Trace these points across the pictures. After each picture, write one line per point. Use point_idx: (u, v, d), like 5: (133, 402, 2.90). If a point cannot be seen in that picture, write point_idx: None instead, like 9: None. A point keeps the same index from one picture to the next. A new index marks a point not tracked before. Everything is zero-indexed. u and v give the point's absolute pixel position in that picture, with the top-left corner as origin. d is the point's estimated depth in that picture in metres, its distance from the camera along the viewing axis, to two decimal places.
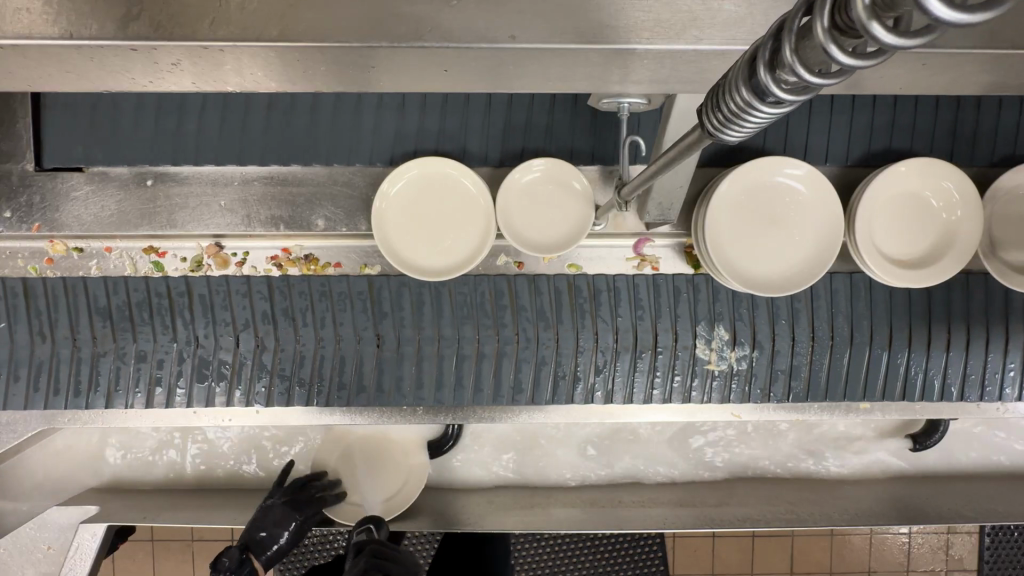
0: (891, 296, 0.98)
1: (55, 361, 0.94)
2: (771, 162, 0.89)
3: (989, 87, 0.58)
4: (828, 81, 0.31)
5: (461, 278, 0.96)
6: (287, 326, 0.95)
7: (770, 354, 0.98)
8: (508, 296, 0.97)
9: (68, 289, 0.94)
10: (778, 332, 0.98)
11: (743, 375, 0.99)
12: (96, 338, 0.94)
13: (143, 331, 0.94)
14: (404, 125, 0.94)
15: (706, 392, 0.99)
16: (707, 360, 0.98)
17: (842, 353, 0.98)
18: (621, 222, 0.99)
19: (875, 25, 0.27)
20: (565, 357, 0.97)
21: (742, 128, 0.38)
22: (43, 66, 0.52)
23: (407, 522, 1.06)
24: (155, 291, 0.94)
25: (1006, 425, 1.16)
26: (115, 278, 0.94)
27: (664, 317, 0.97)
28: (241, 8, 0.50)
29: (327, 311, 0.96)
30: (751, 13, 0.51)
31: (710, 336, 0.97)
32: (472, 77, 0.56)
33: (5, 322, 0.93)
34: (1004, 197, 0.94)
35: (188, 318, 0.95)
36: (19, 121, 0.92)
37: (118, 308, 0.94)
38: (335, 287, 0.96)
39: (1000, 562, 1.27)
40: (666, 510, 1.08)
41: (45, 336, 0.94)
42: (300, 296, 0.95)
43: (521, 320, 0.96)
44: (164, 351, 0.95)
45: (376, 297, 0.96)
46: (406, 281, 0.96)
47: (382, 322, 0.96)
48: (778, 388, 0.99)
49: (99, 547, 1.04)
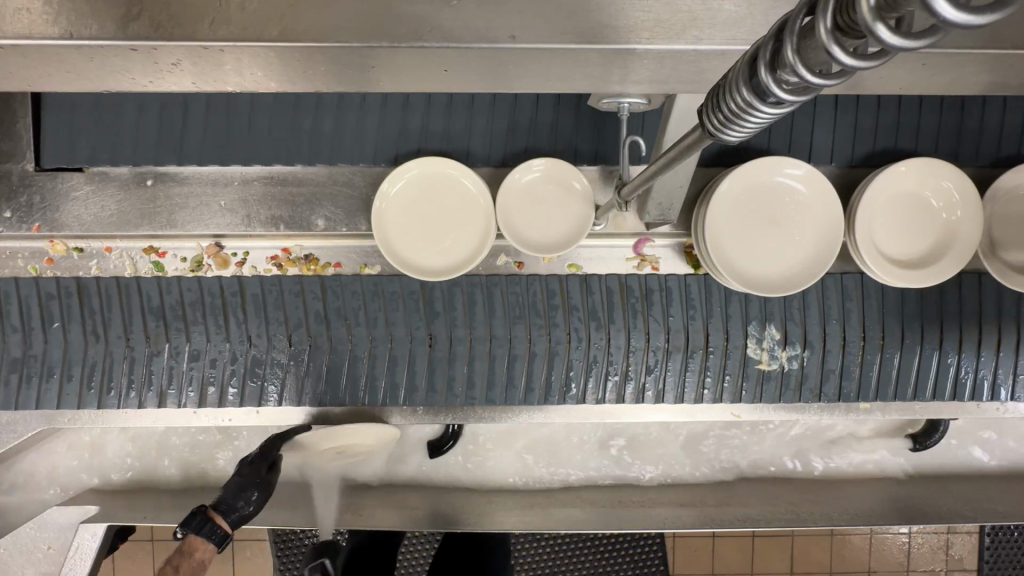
0: (901, 297, 0.98)
1: (104, 360, 0.95)
2: (771, 162, 0.89)
3: (989, 87, 0.58)
4: (829, 81, 0.31)
5: (513, 278, 0.97)
6: (339, 326, 0.96)
7: (821, 353, 0.98)
8: (560, 296, 0.97)
9: (122, 289, 0.94)
10: (829, 332, 0.98)
11: (795, 374, 0.99)
12: (149, 337, 0.94)
13: (197, 331, 0.95)
14: (403, 126, 0.94)
15: (758, 393, 0.99)
16: (758, 360, 0.98)
17: (893, 352, 0.98)
18: (621, 222, 0.99)
19: (881, 26, 0.26)
20: (615, 356, 0.97)
21: (742, 128, 0.38)
22: (43, 66, 0.52)
23: (406, 521, 1.06)
24: (208, 291, 0.95)
25: (1006, 424, 1.16)
26: (168, 278, 0.95)
27: (716, 318, 0.97)
28: (241, 8, 0.50)
29: (379, 311, 0.96)
30: (751, 13, 0.51)
31: (761, 336, 0.98)
32: (472, 77, 0.56)
33: (59, 321, 0.94)
34: (1004, 197, 0.94)
35: (241, 318, 0.95)
36: (20, 121, 0.92)
37: (172, 308, 0.95)
38: (386, 286, 0.96)
39: (1000, 562, 1.27)
40: (667, 510, 1.08)
41: (98, 335, 0.94)
42: (353, 296, 0.96)
43: (573, 320, 0.97)
44: (217, 351, 0.95)
45: (428, 297, 0.96)
46: (458, 281, 0.96)
47: (434, 322, 0.96)
48: (829, 387, 0.99)
49: (100, 547, 1.04)
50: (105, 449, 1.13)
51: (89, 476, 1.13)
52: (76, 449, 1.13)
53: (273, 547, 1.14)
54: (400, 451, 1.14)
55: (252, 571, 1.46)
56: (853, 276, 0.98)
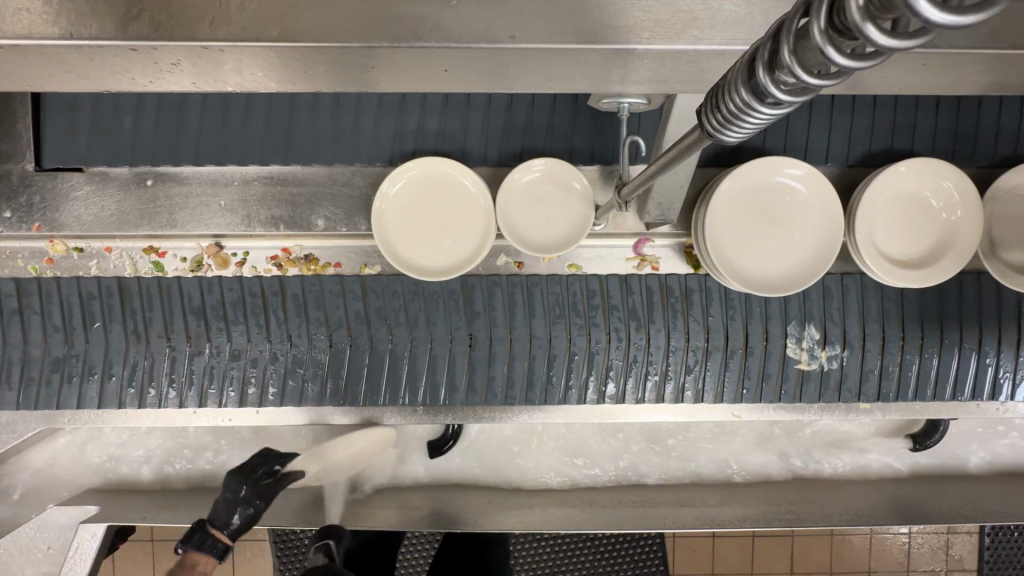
0: (904, 297, 0.98)
1: (145, 360, 0.95)
2: (771, 162, 0.89)
3: (988, 88, 0.58)
4: (826, 81, 0.31)
5: (553, 278, 0.97)
6: (381, 326, 0.96)
7: (860, 353, 0.98)
8: (600, 296, 0.97)
9: (163, 289, 0.94)
10: (868, 332, 0.98)
11: (835, 375, 0.99)
12: (190, 337, 0.95)
13: (238, 330, 0.95)
14: (404, 126, 0.94)
15: (798, 393, 0.99)
16: (798, 360, 0.98)
17: (931, 354, 0.99)
18: (621, 222, 0.99)
19: (871, 27, 0.27)
20: (655, 356, 0.97)
21: (741, 129, 0.38)
22: (43, 66, 0.52)
23: (406, 521, 1.06)
24: (249, 291, 0.95)
25: (1006, 425, 1.16)
26: (209, 278, 0.95)
27: (756, 318, 0.97)
28: (241, 8, 0.50)
29: (420, 311, 0.96)
30: (751, 13, 0.51)
31: (800, 336, 0.98)
32: (471, 77, 0.56)
33: (100, 321, 0.94)
34: (1004, 197, 0.94)
35: (282, 318, 0.95)
36: (20, 121, 0.92)
37: (213, 307, 0.95)
38: (427, 286, 0.96)
39: (1000, 562, 1.27)
40: (670, 511, 1.08)
41: (140, 336, 0.94)
42: (393, 297, 0.96)
43: (613, 320, 0.97)
44: (258, 351, 0.95)
45: (468, 296, 0.96)
46: (499, 280, 0.97)
47: (474, 322, 0.96)
48: (869, 388, 0.99)
49: (100, 547, 1.04)
50: (106, 449, 1.13)
51: (90, 476, 1.13)
52: (78, 449, 1.13)
53: (273, 546, 1.14)
54: (400, 452, 1.14)
55: (252, 571, 1.47)
56: (860, 276, 0.99)
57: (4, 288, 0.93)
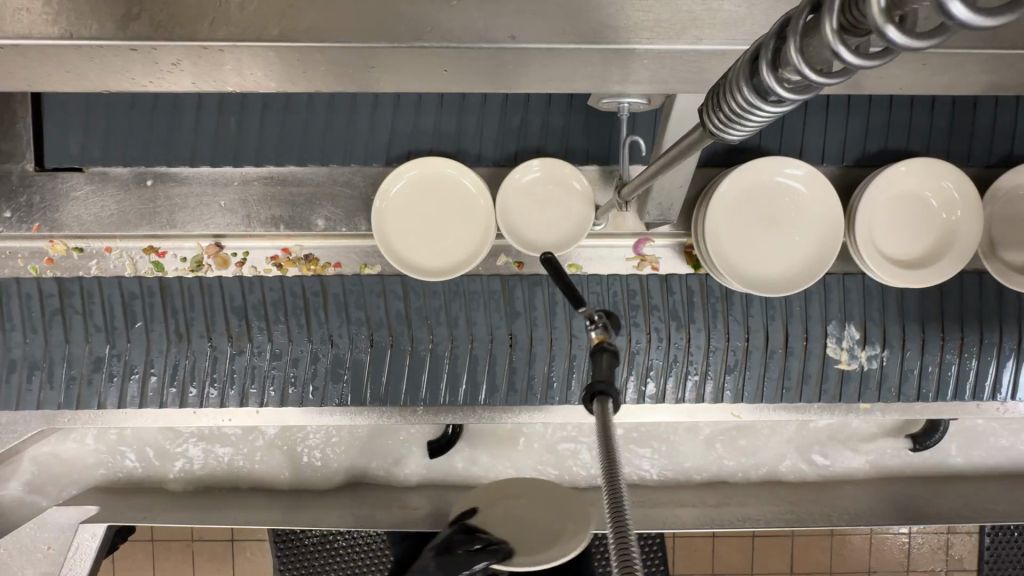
0: (906, 297, 0.98)
1: (187, 359, 0.96)
2: (772, 163, 0.89)
3: (988, 88, 0.58)
4: (831, 80, 0.31)
5: (595, 278, 0.98)
6: (421, 325, 0.96)
7: (900, 353, 0.99)
8: (640, 296, 0.98)
9: (205, 288, 0.95)
10: (908, 332, 0.98)
11: (875, 374, 0.99)
12: (231, 337, 0.96)
13: (279, 329, 0.96)
14: (403, 126, 0.94)
15: (839, 393, 1.00)
16: (838, 360, 0.99)
17: (970, 356, 0.99)
18: (621, 222, 0.99)
19: (891, 28, 0.27)
20: (695, 356, 0.98)
21: (743, 127, 0.38)
22: (43, 66, 0.52)
23: (407, 521, 1.05)
24: (290, 291, 0.96)
25: (1005, 424, 1.16)
26: (250, 278, 0.96)
27: (796, 318, 0.98)
28: (241, 8, 0.50)
29: (461, 311, 0.97)
30: (752, 14, 0.51)
31: (840, 336, 0.98)
32: (471, 77, 0.56)
33: (142, 322, 0.95)
34: (1004, 197, 0.94)
35: (323, 318, 0.96)
36: (19, 121, 0.92)
37: (254, 306, 0.96)
38: (468, 286, 0.97)
39: (1000, 562, 1.27)
40: (670, 510, 1.08)
41: (182, 336, 0.96)
42: (434, 296, 0.96)
43: (653, 320, 0.97)
44: (300, 350, 0.96)
45: (509, 296, 0.97)
46: (539, 281, 0.98)
47: (515, 322, 0.97)
48: (909, 389, 1.00)
49: (100, 548, 1.03)
50: (109, 449, 1.13)
51: (94, 475, 1.13)
52: (81, 449, 1.13)
53: (273, 546, 1.12)
54: (400, 452, 1.15)
55: (251, 571, 1.46)
56: (860, 277, 0.98)
57: (46, 288, 0.94)
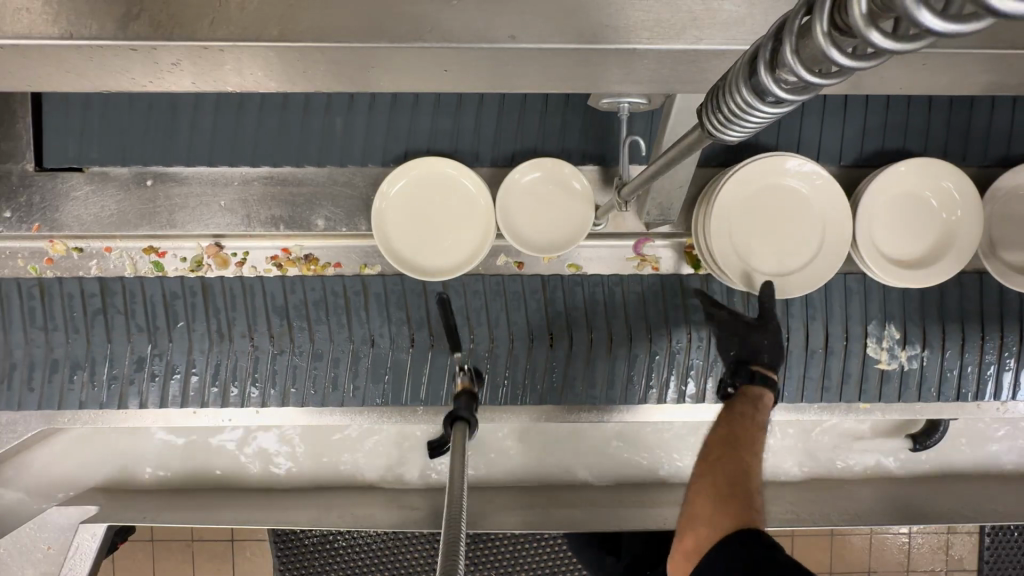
0: (907, 297, 0.98)
1: (228, 359, 0.96)
2: (778, 163, 0.88)
3: (988, 87, 0.58)
4: (828, 81, 0.32)
5: (636, 278, 0.98)
6: (462, 325, 0.96)
7: (940, 353, 0.99)
8: (681, 296, 0.97)
9: (247, 288, 0.95)
10: (948, 332, 0.98)
11: (915, 374, 0.99)
12: (273, 336, 0.96)
13: (320, 330, 0.96)
14: (404, 126, 0.94)
15: (879, 392, 1.00)
16: (878, 360, 0.98)
17: (1010, 355, 0.99)
18: (621, 222, 0.99)
19: (873, 31, 0.27)
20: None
21: (743, 127, 0.38)
22: (44, 66, 0.52)
23: (407, 520, 1.05)
24: (331, 290, 0.96)
25: (1004, 424, 1.16)
26: (292, 278, 0.96)
27: (836, 318, 0.98)
28: (241, 8, 0.50)
29: (502, 311, 0.97)
30: (751, 13, 0.51)
31: (881, 335, 0.98)
32: (471, 77, 0.56)
33: (185, 322, 0.95)
34: (1004, 196, 0.94)
35: (364, 317, 0.96)
36: (19, 120, 0.92)
37: (296, 306, 0.96)
38: (509, 286, 0.97)
39: (999, 561, 1.27)
40: (669, 510, 1.07)
41: (224, 336, 0.96)
42: (475, 296, 0.97)
43: (694, 320, 0.97)
44: (341, 351, 0.96)
45: (550, 297, 0.97)
46: (579, 281, 0.98)
47: (555, 322, 0.97)
48: (949, 390, 1.00)
49: (100, 547, 1.03)
50: (114, 449, 1.13)
51: (99, 474, 1.13)
52: (81, 449, 1.13)
53: (273, 546, 1.12)
54: (400, 451, 1.15)
55: (251, 571, 1.47)
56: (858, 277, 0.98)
57: (89, 288, 0.94)
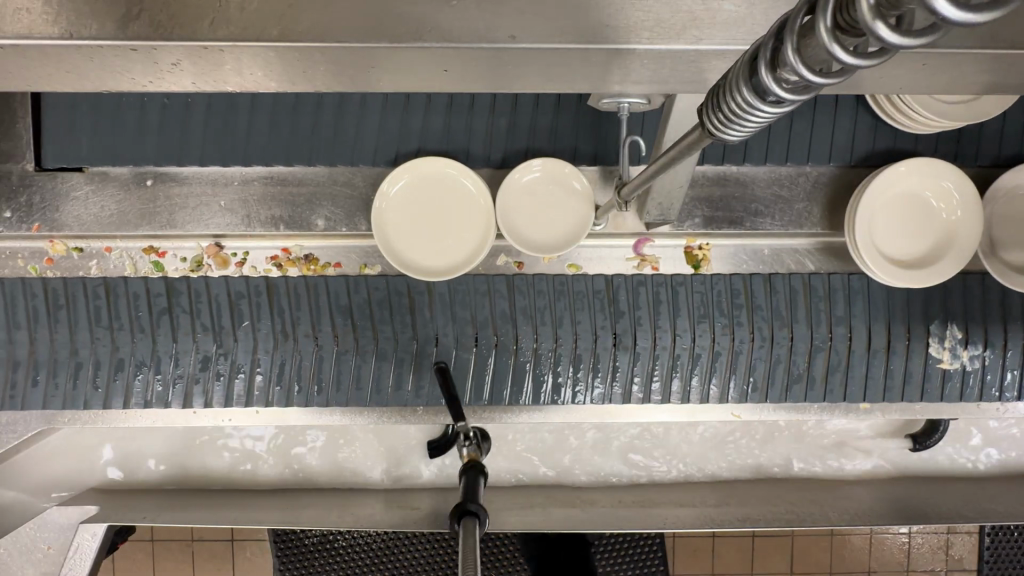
0: (909, 296, 0.98)
1: (293, 359, 0.96)
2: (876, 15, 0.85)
3: (988, 88, 0.58)
4: (829, 80, 0.32)
5: (699, 278, 0.97)
6: (526, 325, 0.96)
7: (1001, 353, 0.99)
8: (743, 296, 0.97)
9: (310, 288, 0.95)
10: (1010, 333, 0.98)
11: (976, 374, 0.99)
12: (337, 337, 0.96)
13: (384, 331, 0.96)
14: (405, 126, 0.94)
15: (941, 393, 1.00)
16: (940, 359, 0.98)
17: None
18: (621, 222, 1.00)
19: (879, 24, 0.27)
20: (798, 356, 0.98)
21: (743, 127, 0.38)
22: (43, 66, 0.52)
23: (405, 520, 1.05)
24: (394, 289, 0.96)
25: (1003, 424, 1.16)
26: (356, 278, 0.96)
27: (897, 318, 0.98)
28: (241, 8, 0.50)
29: (566, 311, 0.97)
30: (751, 13, 0.51)
31: (943, 335, 0.98)
32: (471, 77, 0.56)
33: (248, 321, 0.95)
34: (1004, 197, 0.95)
35: (428, 317, 0.96)
36: (19, 120, 0.92)
37: (359, 306, 0.96)
38: (573, 286, 0.97)
39: (999, 561, 1.27)
40: (669, 510, 1.07)
41: (287, 335, 0.95)
42: (539, 295, 0.97)
43: (757, 319, 0.97)
44: (404, 350, 0.96)
45: (613, 296, 0.97)
46: (643, 280, 0.97)
47: (620, 321, 0.96)
48: (1011, 390, 1.00)
49: (100, 548, 1.03)
50: (129, 448, 1.13)
51: (100, 473, 1.13)
52: (82, 449, 1.13)
53: (273, 547, 1.12)
54: (400, 451, 1.15)
55: (251, 571, 1.47)
56: (859, 276, 0.98)
57: (154, 287, 0.94)
